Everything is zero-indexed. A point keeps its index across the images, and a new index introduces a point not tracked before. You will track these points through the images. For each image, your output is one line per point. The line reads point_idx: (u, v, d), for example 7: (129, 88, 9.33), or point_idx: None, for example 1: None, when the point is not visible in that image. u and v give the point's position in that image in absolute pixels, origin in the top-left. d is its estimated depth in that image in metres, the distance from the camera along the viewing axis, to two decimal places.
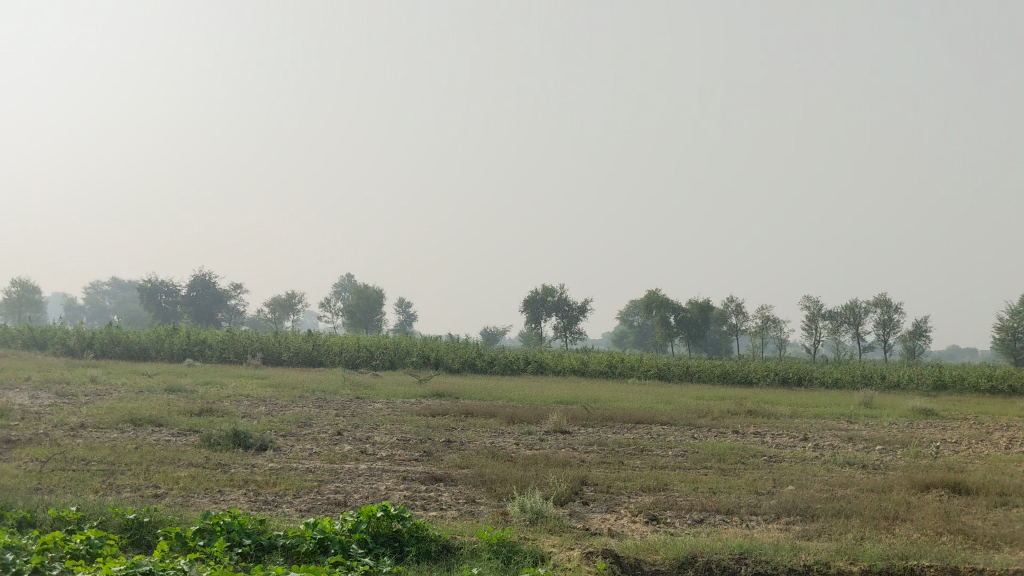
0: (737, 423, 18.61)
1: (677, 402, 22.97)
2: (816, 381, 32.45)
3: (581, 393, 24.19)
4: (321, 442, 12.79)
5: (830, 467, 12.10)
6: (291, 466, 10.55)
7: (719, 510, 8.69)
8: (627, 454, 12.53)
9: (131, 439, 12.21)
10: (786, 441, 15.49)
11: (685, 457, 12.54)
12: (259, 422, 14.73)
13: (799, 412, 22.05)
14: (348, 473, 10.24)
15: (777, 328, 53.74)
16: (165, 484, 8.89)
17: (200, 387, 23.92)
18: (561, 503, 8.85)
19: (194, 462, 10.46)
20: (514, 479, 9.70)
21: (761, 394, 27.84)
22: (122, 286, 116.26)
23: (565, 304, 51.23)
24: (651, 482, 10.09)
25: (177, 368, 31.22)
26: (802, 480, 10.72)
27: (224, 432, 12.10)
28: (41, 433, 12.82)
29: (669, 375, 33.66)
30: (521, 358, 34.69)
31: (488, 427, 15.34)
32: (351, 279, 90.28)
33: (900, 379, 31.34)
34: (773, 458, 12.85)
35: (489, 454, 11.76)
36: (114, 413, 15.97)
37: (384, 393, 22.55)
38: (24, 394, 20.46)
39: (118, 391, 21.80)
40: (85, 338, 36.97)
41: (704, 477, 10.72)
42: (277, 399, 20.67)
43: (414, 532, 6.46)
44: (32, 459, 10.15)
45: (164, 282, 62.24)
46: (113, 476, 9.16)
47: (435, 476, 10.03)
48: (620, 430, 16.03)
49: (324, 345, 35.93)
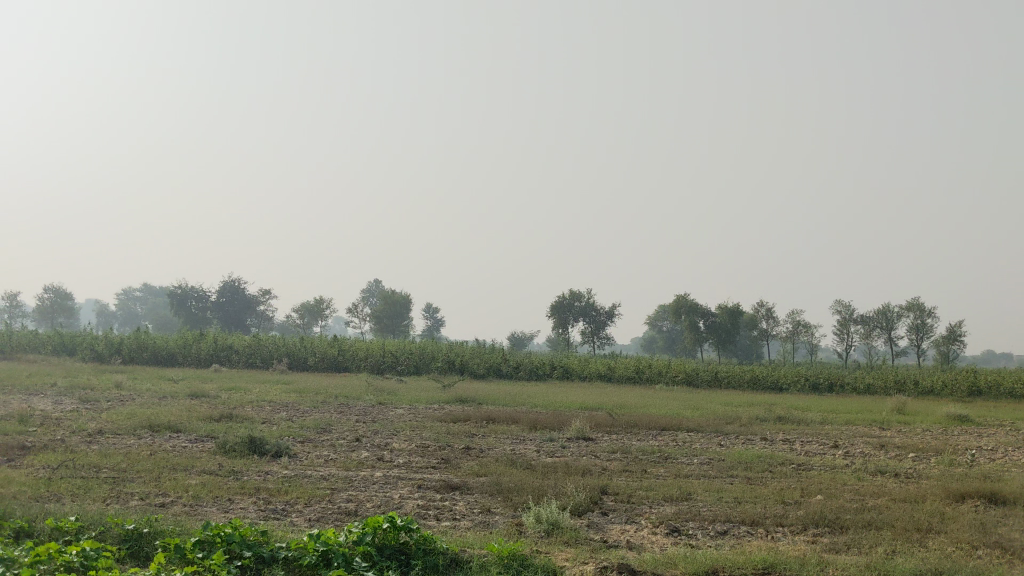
0: (765, 429, 18.20)
1: (704, 409, 22.54)
2: (848, 387, 31.90)
3: (607, 399, 23.86)
4: (339, 448, 12.57)
5: (861, 475, 11.70)
6: (305, 473, 10.32)
7: (744, 521, 8.36)
8: (651, 462, 12.20)
9: (146, 445, 12.06)
10: (816, 448, 15.10)
11: (710, 464, 12.20)
12: (278, 428, 14.56)
13: (831, 418, 21.60)
14: (363, 480, 9.99)
15: (808, 333, 53.15)
16: (174, 492, 8.70)
17: (224, 392, 23.86)
18: (578, 513, 8.56)
19: (207, 469, 10.26)
20: (531, 488, 9.42)
21: (793, 399, 27.32)
22: (153, 292, 117.23)
23: (593, 309, 50.84)
24: (674, 492, 9.76)
25: (203, 374, 31.21)
26: (832, 489, 10.34)
27: (240, 439, 11.93)
28: (58, 439, 12.70)
29: (697, 380, 33.19)
30: (547, 363, 34.41)
31: (509, 433, 15.05)
32: (379, 284, 90.35)
33: (934, 385, 30.73)
34: (801, 466, 12.48)
35: (509, 462, 11.49)
36: (133, 418, 15.90)
37: (408, 398, 22.36)
38: (48, 399, 20.46)
39: (142, 396, 21.76)
40: (114, 343, 37.18)
41: (729, 486, 10.37)
42: (300, 404, 20.55)
43: (422, 545, 6.20)
44: (42, 466, 10.01)
45: (194, 288, 62.69)
46: (123, 484, 8.99)
47: (451, 484, 9.76)
48: (644, 436, 15.70)
49: (350, 350, 35.83)
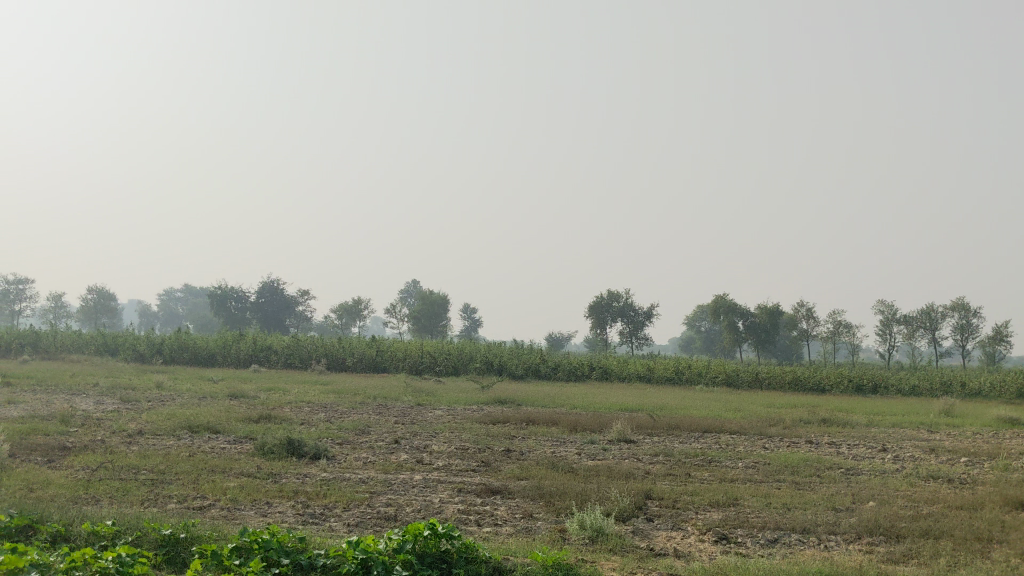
0: (810, 431, 17.83)
1: (747, 410, 22.16)
2: (892, 388, 31.32)
3: (647, 400, 23.59)
4: (378, 450, 12.46)
5: (912, 481, 11.35)
6: (344, 476, 10.20)
7: (794, 529, 8.09)
8: (695, 466, 11.94)
9: (185, 447, 12.03)
10: (864, 451, 14.73)
11: (756, 468, 11.91)
12: (316, 429, 14.50)
13: (877, 420, 21.16)
14: (402, 484, 9.84)
15: (849, 333, 52.39)
16: (213, 495, 8.63)
17: (264, 393, 23.91)
18: (622, 519, 8.34)
19: (245, 472, 10.17)
20: (574, 492, 9.21)
21: (837, 401, 26.83)
22: (194, 293, 118.41)
23: (631, 309, 50.48)
24: (720, 497, 9.50)
25: (243, 374, 31.35)
26: (884, 496, 10.01)
27: (278, 440, 11.84)
28: (98, 440, 12.70)
29: (737, 381, 32.75)
30: (586, 363, 34.20)
31: (549, 435, 14.85)
32: (417, 285, 90.51)
33: (982, 387, 30.06)
34: (850, 470, 12.14)
35: (550, 465, 11.28)
36: (173, 418, 15.93)
37: (447, 399, 22.26)
38: (90, 399, 20.56)
39: (183, 397, 21.82)
40: (155, 344, 37.52)
41: (777, 491, 10.07)
42: (339, 405, 20.49)
43: (464, 553, 6.02)
44: (82, 467, 9.99)
45: (234, 289, 63.20)
46: (162, 486, 8.92)
47: (491, 488, 9.58)
48: (688, 439, 15.41)
49: (388, 350, 35.83)
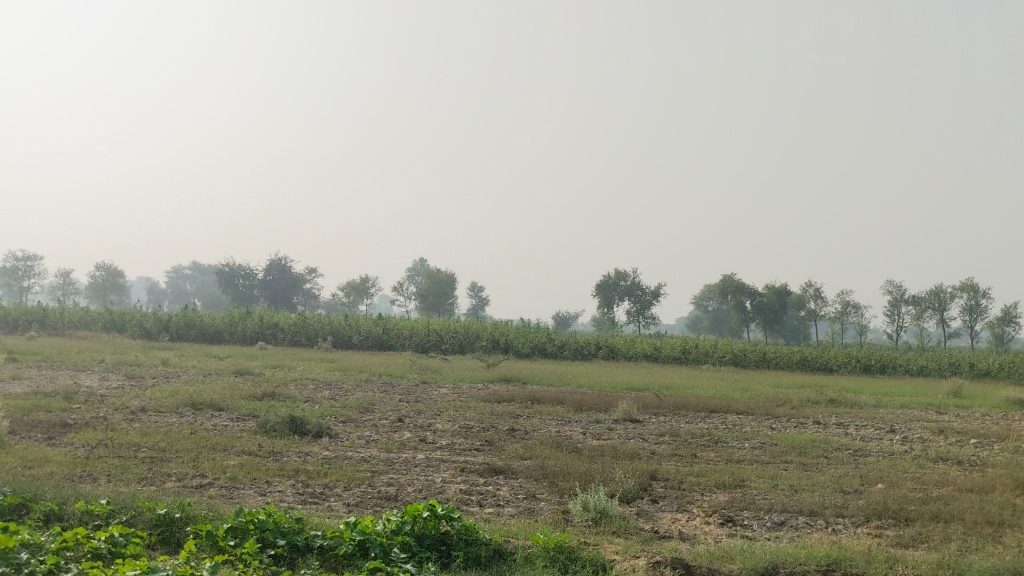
0: (817, 412, 17.66)
1: (754, 390, 22.02)
2: (901, 368, 31.15)
3: (654, 380, 23.44)
4: (381, 429, 12.34)
5: (922, 463, 11.19)
6: (346, 455, 10.07)
7: (801, 511, 7.95)
8: (701, 446, 11.80)
9: (187, 425, 11.93)
10: (872, 433, 14.56)
11: (763, 449, 11.76)
12: (320, 407, 14.39)
13: (885, 401, 20.99)
14: (404, 463, 9.72)
15: (857, 313, 52.16)
16: (212, 473, 8.52)
17: (270, 371, 23.81)
18: (627, 500, 8.21)
19: (245, 450, 10.06)
20: (578, 472, 9.08)
21: (845, 381, 26.66)
22: (201, 270, 118.53)
23: (639, 288, 50.29)
24: (727, 478, 9.35)
25: (249, 351, 31.30)
26: (894, 478, 9.86)
27: (281, 418, 11.73)
28: (100, 417, 12.62)
29: (745, 360, 32.59)
30: (592, 342, 34.08)
31: (554, 415, 14.72)
32: (424, 264, 90.45)
33: (991, 367, 29.84)
34: (858, 452, 11.98)
35: (554, 445, 11.14)
36: (176, 396, 15.86)
37: (452, 377, 22.16)
38: (95, 376, 20.52)
39: (188, 374, 21.78)
40: (161, 321, 37.46)
41: (784, 473, 9.93)
42: (344, 383, 20.41)
43: (464, 534, 5.91)
44: (82, 445, 9.88)
45: (242, 266, 63.19)
46: (162, 464, 8.82)
47: (494, 467, 9.46)
48: (694, 419, 15.27)
49: (394, 328, 35.73)
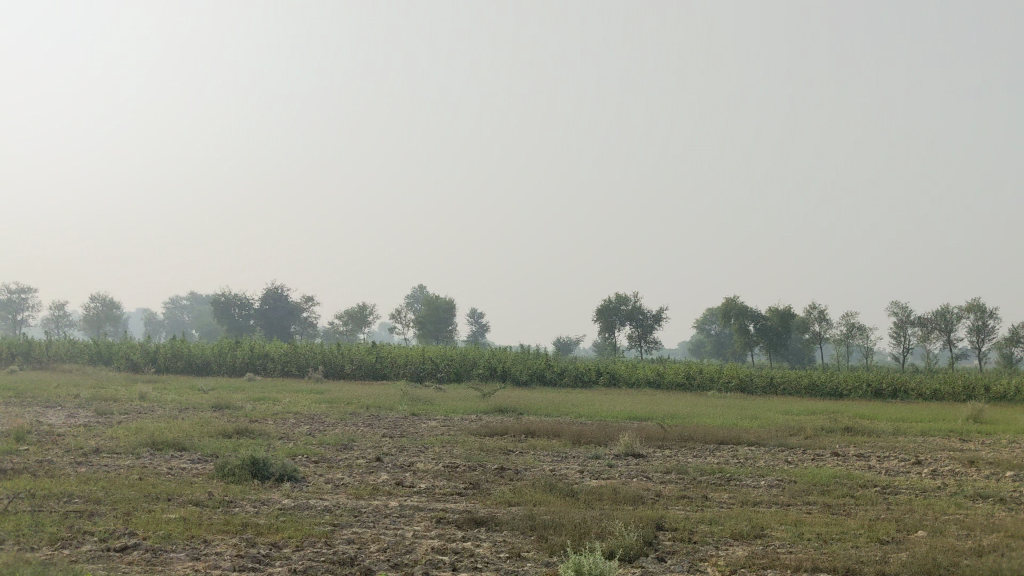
0: (832, 442, 16.39)
1: (763, 418, 20.77)
2: (913, 392, 29.89)
3: (656, 407, 22.25)
4: (355, 470, 11.10)
5: (960, 502, 9.92)
6: (307, 503, 8.80)
7: (835, 570, 6.70)
8: (712, 486, 10.54)
9: (138, 469, 10.69)
10: (898, 466, 13.29)
11: (782, 488, 10.51)
12: (292, 445, 13.13)
13: (904, 428, 19.72)
14: (373, 514, 8.46)
15: (862, 335, 51.13)
16: (144, 531, 7.29)
17: (251, 403, 22.48)
18: (627, 559, 6.99)
19: (194, 500, 8.80)
20: (573, 522, 7.83)
21: (859, 407, 25.26)
22: (201, 300, 117.90)
23: (639, 313, 49.08)
24: (744, 527, 8.09)
25: (236, 383, 29.95)
26: (936, 522, 8.59)
27: (241, 460, 10.47)
28: (45, 460, 11.40)
29: (750, 386, 31.25)
30: (593, 368, 32.86)
31: (550, 450, 13.46)
32: (423, 292, 89.54)
33: (1006, 390, 28.56)
34: (885, 489, 10.73)
35: (547, 487, 9.88)
36: (138, 434, 14.56)
37: (444, 408, 20.92)
38: (61, 412, 19.24)
39: (163, 409, 20.48)
40: (147, 352, 36.17)
41: (809, 517, 8.70)
42: (328, 416, 19.11)
43: None
44: (6, 496, 8.64)
45: (237, 296, 62.15)
46: (88, 520, 7.57)
47: (476, 517, 8.20)
48: (702, 453, 14.03)
49: (388, 357, 34.42)
